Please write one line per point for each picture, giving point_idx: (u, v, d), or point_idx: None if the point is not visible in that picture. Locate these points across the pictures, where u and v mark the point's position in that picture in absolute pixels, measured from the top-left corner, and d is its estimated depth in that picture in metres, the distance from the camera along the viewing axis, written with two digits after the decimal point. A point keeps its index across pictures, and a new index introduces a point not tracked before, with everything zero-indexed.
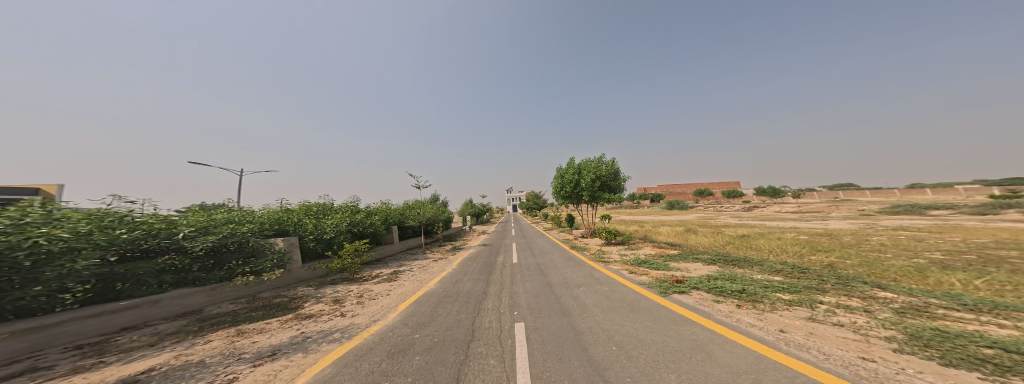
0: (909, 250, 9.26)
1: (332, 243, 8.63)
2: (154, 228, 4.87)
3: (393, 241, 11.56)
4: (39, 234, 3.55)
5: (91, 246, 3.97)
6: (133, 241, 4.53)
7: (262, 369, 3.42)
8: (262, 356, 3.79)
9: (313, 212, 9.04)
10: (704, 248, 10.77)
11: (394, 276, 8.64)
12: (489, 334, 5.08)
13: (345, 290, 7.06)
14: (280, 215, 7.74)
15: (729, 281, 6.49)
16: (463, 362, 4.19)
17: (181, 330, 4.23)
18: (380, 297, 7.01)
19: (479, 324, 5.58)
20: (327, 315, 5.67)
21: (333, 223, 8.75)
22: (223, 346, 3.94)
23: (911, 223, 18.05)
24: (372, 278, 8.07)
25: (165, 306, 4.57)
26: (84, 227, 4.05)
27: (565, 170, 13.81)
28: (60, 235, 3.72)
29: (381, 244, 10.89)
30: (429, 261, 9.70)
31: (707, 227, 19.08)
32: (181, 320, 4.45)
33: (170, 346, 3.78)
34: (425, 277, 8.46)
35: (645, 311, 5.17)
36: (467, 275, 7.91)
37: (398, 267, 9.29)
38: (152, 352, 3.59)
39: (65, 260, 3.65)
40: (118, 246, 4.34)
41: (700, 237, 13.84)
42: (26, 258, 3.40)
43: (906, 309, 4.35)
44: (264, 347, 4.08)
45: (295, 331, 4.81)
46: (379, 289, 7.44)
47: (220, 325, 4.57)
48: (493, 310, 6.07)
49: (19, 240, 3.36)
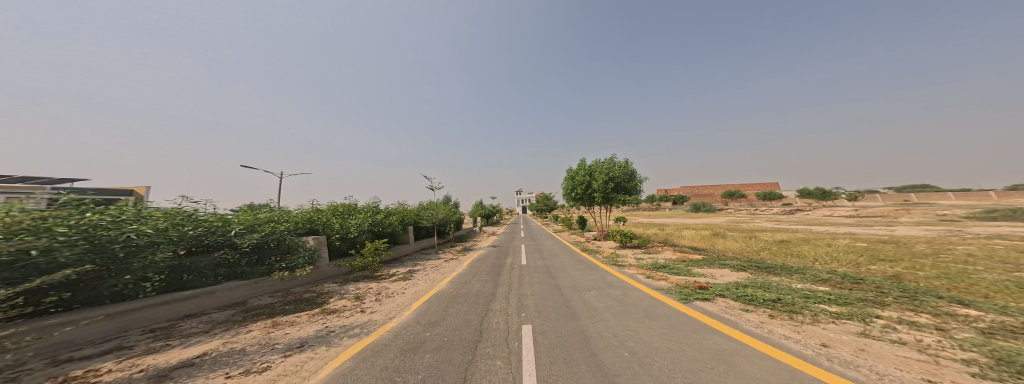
0: (1003, 264, 7.97)
1: (356, 242, 9.11)
2: (213, 225, 5.45)
3: (409, 241, 11.95)
4: (131, 229, 4.13)
5: (167, 241, 4.55)
6: (197, 237, 5.11)
7: (290, 360, 3.69)
8: (291, 348, 4.09)
9: (339, 212, 9.61)
10: (734, 254, 10.14)
11: (410, 275, 8.96)
12: (497, 335, 5.13)
13: (366, 287, 7.42)
14: (312, 215, 8.31)
15: (762, 289, 6.08)
16: (472, 362, 4.27)
17: (231, 319, 4.67)
18: (396, 295, 7.30)
19: (488, 325, 5.64)
20: (349, 311, 6.00)
21: (355, 223, 9.21)
22: (261, 336, 4.30)
23: (1009, 232, 15.46)
24: (390, 277, 8.41)
25: (218, 297, 5.05)
26: (162, 224, 4.64)
27: (576, 172, 13.59)
28: (145, 231, 4.29)
29: (398, 244, 11.30)
30: (440, 261, 9.98)
31: (741, 231, 17.90)
32: (229, 311, 4.89)
33: (219, 334, 4.18)
34: (437, 277, 8.71)
35: (661, 317, 4.98)
36: (476, 276, 8.03)
37: (413, 266, 9.61)
38: (206, 338, 3.99)
39: (150, 252, 4.22)
40: (185, 242, 4.91)
41: (730, 242, 13.02)
42: (120, 250, 3.94)
43: (993, 329, 3.87)
44: (294, 339, 4.39)
45: (320, 325, 5.14)
46: (395, 288, 7.74)
47: (259, 316, 4.97)
48: (501, 312, 6.11)
49: (116, 234, 3.92)
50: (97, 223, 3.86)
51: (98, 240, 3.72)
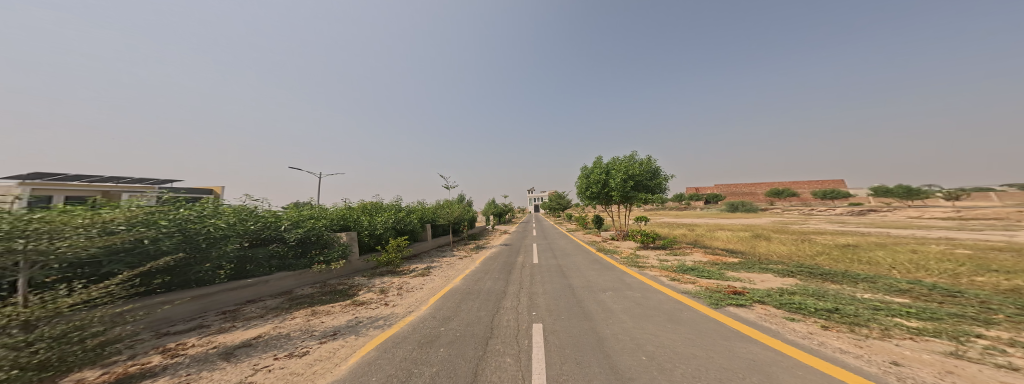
0: None
1: (382, 238, 9.58)
2: (268, 221, 6.03)
3: (427, 238, 12.33)
4: (211, 224, 4.87)
5: (236, 234, 5.18)
6: (257, 231, 5.72)
7: (325, 346, 3.97)
8: (326, 335, 4.41)
9: (368, 209, 10.16)
10: (775, 258, 9.21)
11: (428, 271, 9.26)
12: (507, 333, 5.13)
13: (389, 281, 7.78)
14: (345, 212, 8.86)
15: (815, 298, 5.43)
16: (483, 358, 4.32)
17: (284, 306, 5.20)
18: (415, 290, 7.58)
19: (499, 322, 5.66)
20: (374, 303, 6.34)
21: (382, 221, 9.69)
22: (301, 323, 4.69)
23: None
24: (409, 272, 8.76)
25: (271, 286, 5.66)
26: (232, 219, 5.28)
27: (591, 170, 13.20)
28: (220, 225, 4.97)
29: (417, 241, 11.71)
30: (455, 258, 10.23)
31: (791, 233, 16.14)
32: (279, 299, 5.42)
33: (271, 318, 4.64)
34: (452, 274, 8.91)
35: (687, 322, 4.66)
36: (488, 274, 8.10)
37: (430, 263, 9.91)
38: (261, 322, 4.46)
39: (222, 244, 4.85)
40: (249, 235, 5.53)
41: (775, 245, 11.81)
42: (203, 241, 4.68)
43: None
44: (329, 327, 4.73)
45: (351, 315, 5.50)
46: (415, 283, 8.05)
47: (302, 304, 5.44)
48: (511, 310, 6.09)
49: (200, 228, 4.69)
50: (186, 218, 4.61)
51: (187, 233, 4.48)
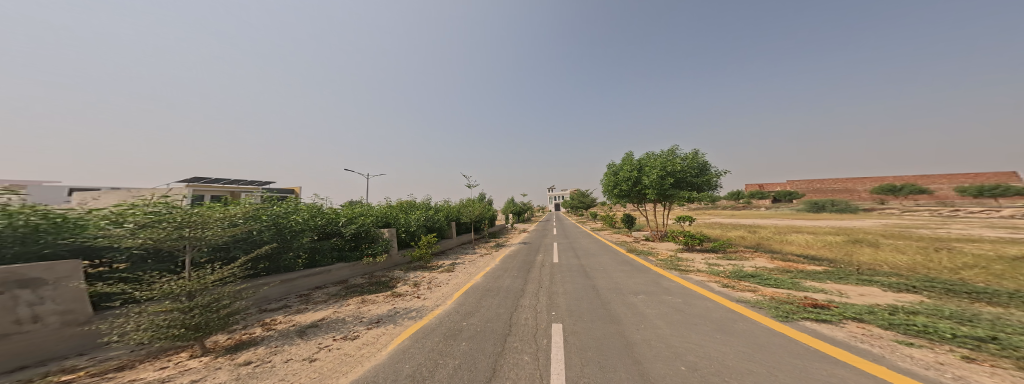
0: None
1: (415, 234, 10.06)
2: (330, 217, 6.79)
3: (453, 236, 12.66)
4: (294, 218, 5.76)
5: (308, 228, 6.04)
6: (323, 226, 6.51)
7: (371, 332, 4.26)
8: (372, 322, 4.73)
9: (403, 207, 10.76)
10: (853, 261, 7.68)
11: (452, 267, 9.53)
12: (526, 331, 5.03)
13: (421, 276, 8.14)
14: (387, 211, 9.40)
15: (955, 320, 3.20)
16: (501, 354, 4.30)
17: (344, 294, 5.75)
18: (441, 285, 7.81)
19: (518, 320, 5.57)
20: (408, 295, 6.67)
21: (415, 217, 10.15)
22: (353, 310, 5.04)
23: None
24: (438, 268, 9.10)
25: (332, 275, 6.31)
26: (306, 214, 6.13)
27: (620, 167, 12.47)
28: (298, 220, 5.83)
29: (444, 238, 12.08)
30: (476, 255, 10.40)
31: (882, 233, 13.35)
32: (338, 287, 6.00)
33: (333, 304, 5.11)
34: (474, 271, 9.06)
35: None
36: (507, 272, 8.07)
37: (454, 260, 10.17)
38: (325, 306, 4.92)
39: (301, 236, 5.74)
40: (317, 229, 6.33)
41: (857, 247, 9.85)
42: (289, 233, 5.56)
43: None
44: (373, 315, 5.07)
45: (391, 305, 5.84)
46: (442, 278, 8.32)
47: (355, 293, 5.94)
48: (531, 307, 5.84)
49: (287, 221, 5.61)
50: (278, 213, 5.53)
51: (279, 226, 5.42)
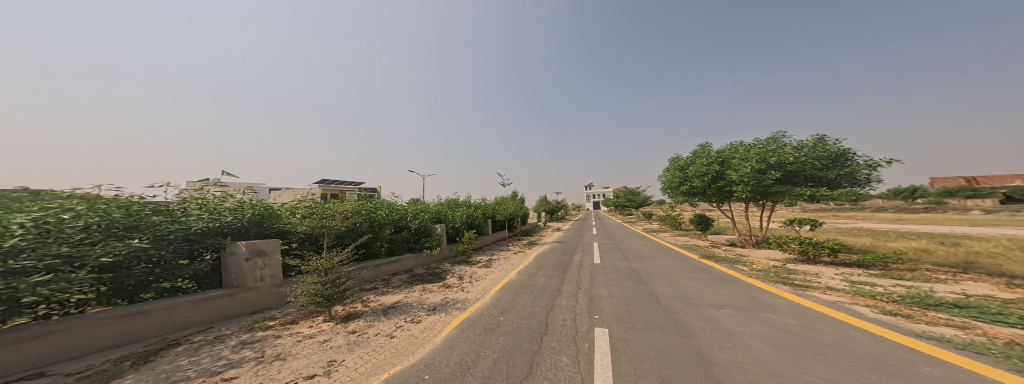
0: None
1: (457, 230, 10.52)
2: (403, 212, 7.76)
3: (490, 233, 12.96)
4: (381, 212, 6.94)
5: (390, 221, 7.14)
6: (400, 218, 7.56)
7: (431, 318, 4.94)
8: (429, 309, 5.43)
9: (449, 204, 11.31)
10: (998, 267, 5.86)
11: (490, 262, 9.76)
12: (563, 332, 4.93)
13: (462, 270, 8.49)
14: (442, 208, 10.03)
15: None
16: (538, 352, 4.28)
17: (413, 281, 6.74)
18: (479, 280, 8.01)
19: (554, 320, 5.47)
20: (455, 287, 7.04)
21: (460, 215, 10.56)
22: (417, 296, 5.90)
23: None
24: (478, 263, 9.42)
25: (403, 263, 7.37)
26: (388, 210, 7.23)
27: (690, 161, 9.76)
28: (382, 213, 6.95)
29: (482, 234, 12.42)
30: (511, 253, 10.51)
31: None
32: (407, 275, 7.03)
33: (404, 290, 6.07)
34: (510, 268, 9.13)
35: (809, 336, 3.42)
36: (541, 271, 7.97)
37: (492, 256, 10.38)
38: (398, 291, 5.91)
39: (383, 229, 6.89)
40: (395, 222, 7.40)
41: (1006, 251, 7.48)
42: (378, 225, 6.80)
43: None
44: (433, 303, 5.78)
45: (443, 296, 6.34)
46: (481, 273, 8.53)
47: (421, 281, 6.87)
48: (569, 308, 5.70)
49: (381, 215, 6.89)
50: (372, 207, 6.78)
51: (374, 218, 6.67)
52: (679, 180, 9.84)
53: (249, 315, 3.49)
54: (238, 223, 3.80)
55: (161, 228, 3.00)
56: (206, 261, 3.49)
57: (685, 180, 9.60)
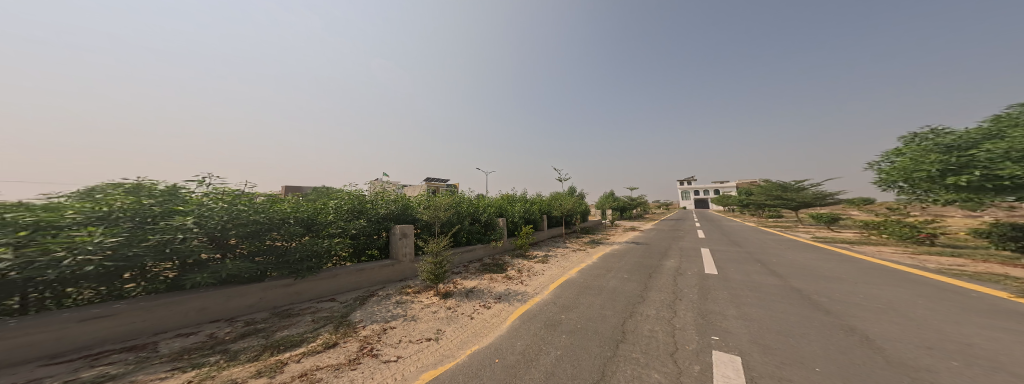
0: None
1: (515, 225, 10.53)
2: (476, 206, 8.58)
3: (546, 229, 12.67)
4: (463, 206, 7.95)
5: (468, 215, 8.05)
6: (475, 212, 8.46)
7: (497, 306, 5.43)
8: (496, 296, 5.89)
9: (506, 198, 11.41)
10: None
11: (547, 258, 9.53)
12: (649, 345, 4.38)
13: (522, 263, 8.45)
14: (503, 203, 10.26)
15: None
16: (611, 359, 3.86)
17: (485, 269, 7.38)
18: (538, 274, 7.83)
19: (634, 328, 4.94)
20: (516, 279, 7.09)
21: (519, 210, 10.56)
22: (487, 283, 6.49)
23: None
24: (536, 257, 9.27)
25: (480, 251, 8.19)
26: (466, 205, 8.18)
27: (989, 136, 5.71)
28: (463, 208, 7.90)
29: (538, 230, 12.27)
30: (570, 250, 10.15)
31: None
32: (480, 263, 7.76)
33: (480, 277, 6.84)
34: (568, 265, 8.76)
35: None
36: (608, 272, 7.38)
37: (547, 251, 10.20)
38: (474, 277, 6.75)
39: (462, 221, 7.75)
40: (472, 216, 8.30)
41: None
42: (462, 217, 7.81)
43: None
44: (500, 290, 6.24)
45: (506, 286, 6.56)
46: (538, 268, 8.34)
47: (494, 269, 7.49)
48: (654, 319, 5.09)
49: (465, 209, 7.97)
50: (459, 202, 7.92)
51: (460, 212, 7.72)
52: (956, 164, 5.82)
53: (398, 281, 5.27)
54: (397, 209, 5.88)
55: (370, 213, 5.27)
56: (382, 237, 5.56)
57: (978, 163, 5.56)
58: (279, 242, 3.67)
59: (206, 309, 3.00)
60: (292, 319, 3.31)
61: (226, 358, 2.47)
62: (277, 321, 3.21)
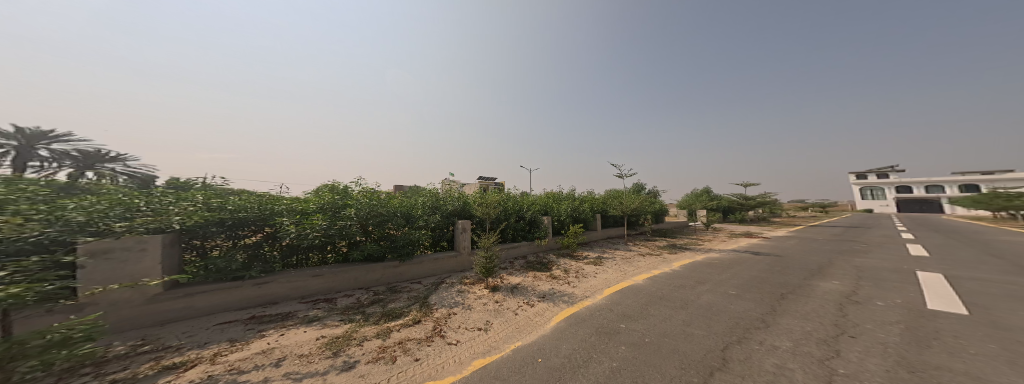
0: None
1: (563, 224, 9.12)
2: (522, 203, 7.38)
3: (599, 229, 10.97)
4: (510, 204, 6.86)
5: (514, 213, 6.90)
6: (522, 209, 7.25)
7: (531, 309, 4.40)
8: (538, 295, 4.93)
9: (553, 197, 10.10)
10: None
11: (601, 260, 8.01)
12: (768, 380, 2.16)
13: (569, 263, 7.15)
14: (548, 201, 8.97)
15: None
16: None
17: (528, 267, 6.30)
18: (589, 277, 6.25)
19: (738, 353, 2.61)
20: (562, 280, 5.84)
21: (566, 208, 9.15)
22: (531, 281, 5.52)
23: None
24: (587, 259, 7.75)
25: (521, 249, 6.92)
26: (513, 203, 7.07)
27: None
28: (508, 205, 6.81)
29: (588, 230, 10.78)
30: (633, 255, 8.55)
31: None
32: (521, 260, 6.61)
33: (522, 274, 5.78)
34: (629, 269, 7.15)
35: None
36: (695, 287, 5.61)
37: (601, 253, 8.73)
38: (516, 274, 5.74)
39: (508, 218, 6.64)
40: (519, 214, 7.16)
41: None
42: (510, 217, 6.70)
43: None
44: (541, 289, 5.20)
45: (549, 286, 5.43)
46: (590, 269, 6.82)
47: (537, 268, 6.33)
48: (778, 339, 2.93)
49: (513, 207, 6.93)
50: (507, 198, 6.96)
51: (507, 209, 6.70)
52: None
53: (458, 271, 5.32)
54: (460, 205, 5.72)
55: (435, 206, 5.33)
56: (449, 231, 5.55)
57: None
58: (394, 231, 4.61)
59: (359, 278, 4.26)
60: (396, 294, 4.27)
61: (362, 318, 3.56)
62: (389, 294, 4.21)
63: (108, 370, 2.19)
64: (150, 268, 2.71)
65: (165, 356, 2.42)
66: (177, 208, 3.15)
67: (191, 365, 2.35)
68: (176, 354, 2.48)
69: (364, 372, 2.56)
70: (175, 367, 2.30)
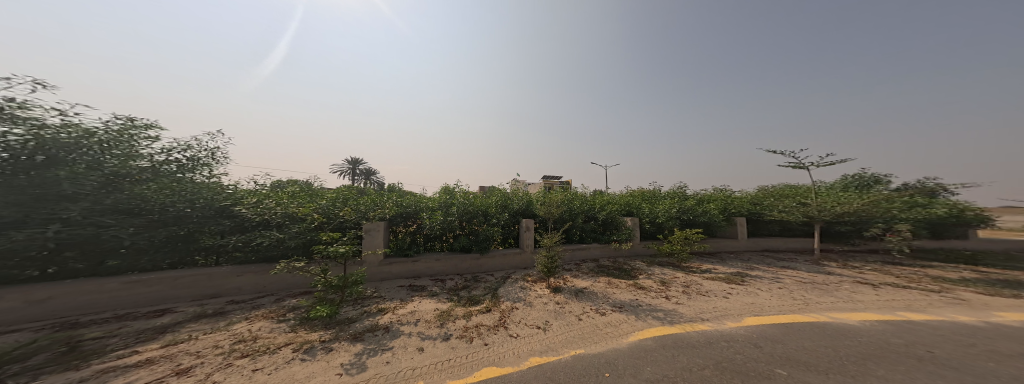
0: None
1: (662, 228, 7.65)
2: (591, 202, 6.86)
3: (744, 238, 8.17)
4: (577, 203, 6.55)
5: (581, 211, 6.53)
6: (592, 209, 6.71)
7: (601, 319, 3.99)
8: (613, 305, 4.40)
9: (647, 197, 8.71)
10: None
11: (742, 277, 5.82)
12: None
13: (671, 275, 5.91)
14: (627, 199, 7.89)
15: None
16: None
17: (600, 271, 5.77)
18: (713, 296, 4.77)
19: None
20: (655, 293, 4.90)
21: (664, 208, 7.63)
22: (603, 288, 5.01)
23: None
24: (703, 273, 6.12)
25: (594, 251, 6.46)
26: (585, 203, 6.67)
27: None
28: (574, 203, 6.51)
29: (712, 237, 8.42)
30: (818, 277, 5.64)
31: None
32: (591, 264, 6.15)
33: (594, 280, 5.32)
34: (797, 291, 4.84)
35: None
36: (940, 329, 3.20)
37: (733, 268, 6.56)
38: (583, 277, 5.40)
39: (575, 217, 6.34)
40: (590, 214, 6.65)
41: None
42: (580, 217, 6.38)
43: None
44: (613, 298, 4.62)
45: (631, 296, 4.72)
46: (714, 287, 5.20)
47: (613, 274, 5.67)
48: None
49: (581, 207, 6.53)
50: (574, 197, 6.66)
51: (574, 209, 6.37)
52: None
53: (522, 268, 5.52)
54: (524, 203, 5.87)
55: (502, 206, 5.68)
56: (514, 229, 5.78)
57: None
58: (480, 227, 5.29)
59: (459, 265, 5.17)
60: (477, 282, 4.87)
61: (466, 300, 4.28)
62: (472, 282, 4.86)
63: (365, 303, 3.80)
64: (380, 243, 4.41)
65: (379, 302, 3.88)
66: (391, 203, 4.88)
67: (386, 311, 3.62)
68: (384, 302, 3.87)
69: (454, 345, 3.08)
70: (381, 310, 3.63)
